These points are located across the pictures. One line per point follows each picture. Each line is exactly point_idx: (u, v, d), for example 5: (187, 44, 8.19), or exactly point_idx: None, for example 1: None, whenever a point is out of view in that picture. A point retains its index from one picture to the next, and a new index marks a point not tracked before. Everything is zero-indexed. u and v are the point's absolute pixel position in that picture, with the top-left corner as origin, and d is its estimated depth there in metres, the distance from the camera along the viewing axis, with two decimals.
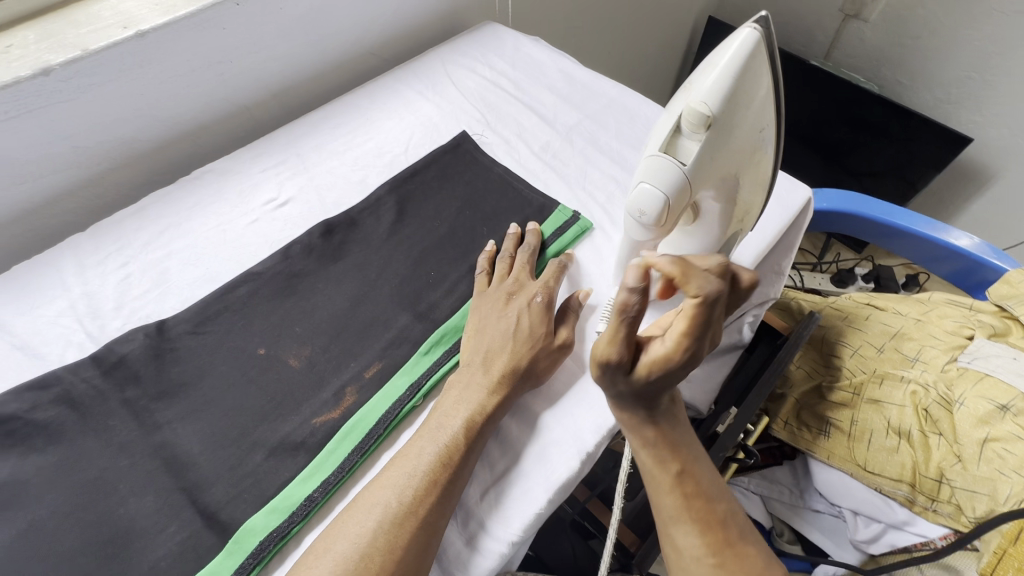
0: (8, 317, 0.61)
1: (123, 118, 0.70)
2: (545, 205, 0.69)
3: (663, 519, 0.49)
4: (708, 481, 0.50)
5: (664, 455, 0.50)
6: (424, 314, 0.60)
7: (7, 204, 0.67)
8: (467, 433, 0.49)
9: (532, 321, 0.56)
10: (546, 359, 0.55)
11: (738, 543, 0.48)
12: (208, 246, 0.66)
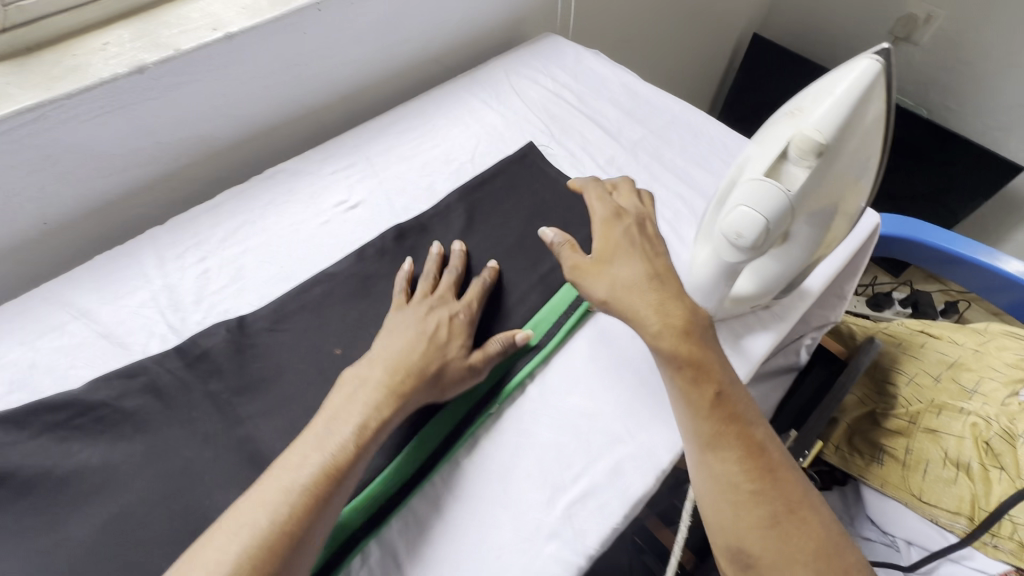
0: (92, 304, 0.62)
1: (204, 116, 0.72)
2: None
3: (700, 446, 0.48)
4: (743, 410, 0.50)
5: (694, 376, 0.50)
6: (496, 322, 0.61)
7: (91, 195, 0.69)
8: (358, 441, 0.46)
9: (451, 342, 0.54)
10: (445, 380, 0.53)
11: (782, 480, 0.47)
12: (283, 245, 0.68)
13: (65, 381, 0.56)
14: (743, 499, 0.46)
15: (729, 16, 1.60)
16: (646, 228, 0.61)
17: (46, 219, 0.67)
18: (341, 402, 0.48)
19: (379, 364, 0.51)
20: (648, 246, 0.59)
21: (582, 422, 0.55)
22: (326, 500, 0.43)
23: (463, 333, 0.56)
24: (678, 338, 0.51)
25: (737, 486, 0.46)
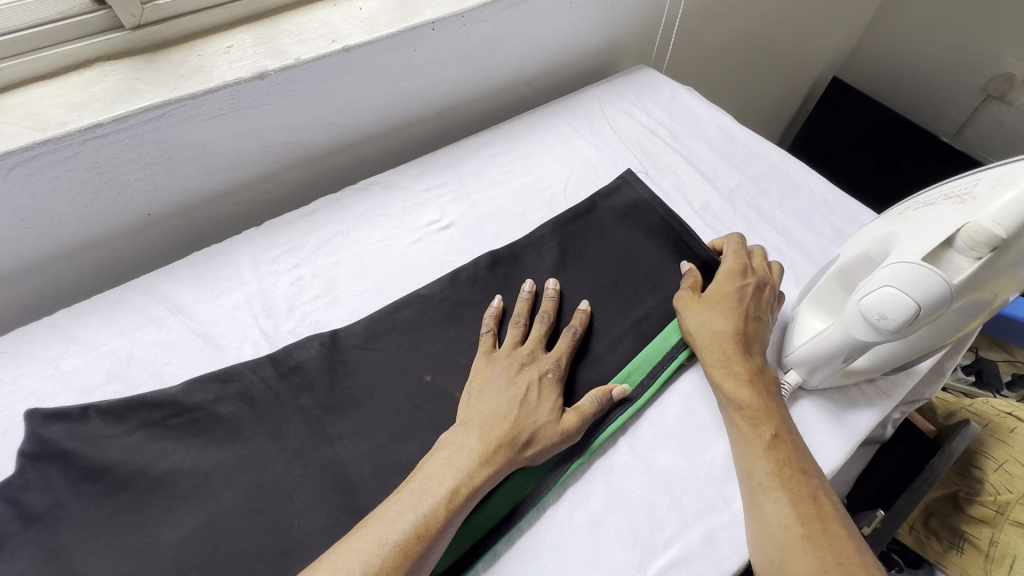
0: (188, 301, 0.63)
1: (309, 124, 0.73)
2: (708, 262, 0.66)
3: (752, 487, 0.50)
4: (806, 463, 0.51)
5: (756, 420, 0.53)
6: (588, 365, 0.59)
7: (194, 192, 0.70)
8: (450, 505, 0.46)
9: (540, 404, 0.53)
10: (534, 446, 0.51)
11: (835, 532, 0.46)
12: (375, 260, 0.68)
13: (161, 378, 0.57)
14: (793, 543, 0.46)
15: (812, 57, 1.56)
16: (765, 290, 0.62)
17: (150, 211, 0.68)
18: (441, 452, 0.50)
19: (471, 423, 0.51)
20: (759, 310, 0.60)
21: (675, 483, 0.53)
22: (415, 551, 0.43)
23: (552, 390, 0.55)
24: (744, 385, 0.55)
25: (787, 526, 0.46)
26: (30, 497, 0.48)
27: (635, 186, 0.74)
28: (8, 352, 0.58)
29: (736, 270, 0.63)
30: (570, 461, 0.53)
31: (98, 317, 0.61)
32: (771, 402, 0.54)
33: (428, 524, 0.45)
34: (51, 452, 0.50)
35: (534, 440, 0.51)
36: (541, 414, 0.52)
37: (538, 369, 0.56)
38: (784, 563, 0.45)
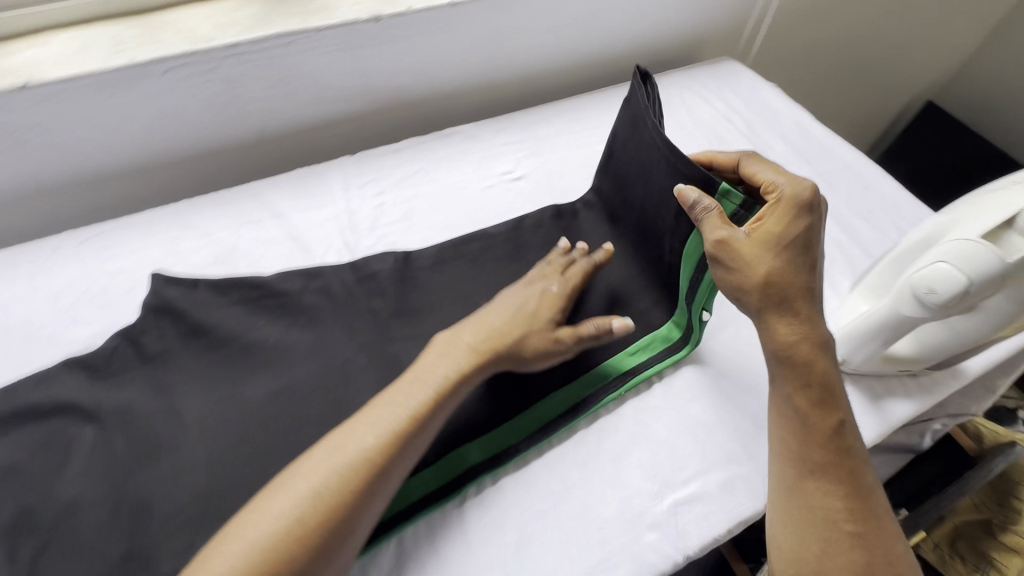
0: (286, 208, 0.71)
1: (408, 70, 0.80)
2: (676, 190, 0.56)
3: (802, 475, 0.47)
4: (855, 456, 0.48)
5: (806, 407, 0.49)
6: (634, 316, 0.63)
7: (301, 118, 0.78)
8: (432, 404, 0.48)
9: (545, 329, 0.56)
10: (524, 351, 0.55)
11: (881, 533, 0.45)
12: (451, 198, 0.74)
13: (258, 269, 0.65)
14: (831, 536, 0.45)
15: (909, 76, 1.50)
16: (812, 219, 0.49)
17: (262, 129, 0.77)
18: (420, 375, 0.50)
19: (464, 336, 0.54)
20: (812, 260, 0.50)
21: (701, 431, 0.56)
22: (390, 461, 0.44)
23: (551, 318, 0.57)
24: (794, 362, 0.49)
25: (834, 520, 0.45)
26: (149, 343, 0.58)
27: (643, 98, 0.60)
28: (138, 229, 0.68)
29: (783, 198, 0.49)
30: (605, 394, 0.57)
31: (211, 211, 0.70)
32: (828, 385, 0.49)
33: (379, 444, 0.44)
34: (168, 310, 0.59)
35: (534, 355, 0.55)
36: (541, 331, 0.56)
37: (545, 301, 0.58)
38: (824, 554, 0.45)
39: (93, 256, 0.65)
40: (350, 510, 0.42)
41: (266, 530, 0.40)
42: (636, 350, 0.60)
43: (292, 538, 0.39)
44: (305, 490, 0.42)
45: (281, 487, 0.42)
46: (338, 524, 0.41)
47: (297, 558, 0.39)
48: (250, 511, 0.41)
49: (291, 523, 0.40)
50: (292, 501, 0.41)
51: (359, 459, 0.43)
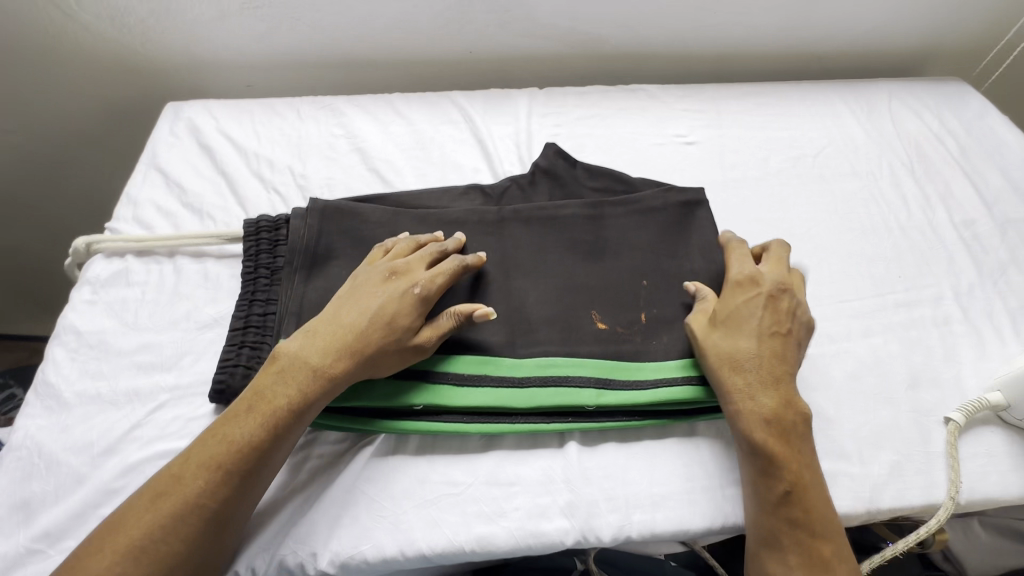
0: (476, 116, 0.80)
1: (615, 22, 0.83)
2: (319, 209, 0.62)
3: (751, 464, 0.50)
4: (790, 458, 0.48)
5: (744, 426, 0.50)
6: (648, 336, 0.57)
7: (508, 47, 0.85)
8: (264, 422, 0.46)
9: (398, 285, 0.52)
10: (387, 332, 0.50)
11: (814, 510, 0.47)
12: (619, 144, 0.77)
13: (441, 161, 0.75)
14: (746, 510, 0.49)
15: None
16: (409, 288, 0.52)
17: (472, 50, 0.85)
18: (297, 375, 0.48)
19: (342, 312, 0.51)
20: (402, 319, 0.50)
21: (817, 421, 0.54)
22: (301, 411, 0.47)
23: (426, 295, 0.52)
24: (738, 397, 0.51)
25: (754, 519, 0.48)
26: (535, 196, 0.69)
27: (301, 230, 0.60)
28: (360, 106, 0.81)
29: (412, 293, 0.52)
30: (643, 390, 0.53)
31: (415, 106, 0.81)
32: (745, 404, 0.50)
33: (221, 475, 0.44)
34: (554, 174, 0.71)
35: (407, 315, 0.51)
36: (426, 288, 0.52)
37: (411, 273, 0.53)
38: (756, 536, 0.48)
39: (322, 120, 0.79)
40: (207, 530, 0.43)
41: (188, 498, 0.43)
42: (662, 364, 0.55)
43: (208, 495, 0.44)
44: (201, 471, 0.44)
45: (206, 462, 0.45)
46: (199, 538, 0.43)
47: (218, 514, 0.44)
48: (172, 491, 0.44)
49: (208, 495, 0.44)
50: (208, 480, 0.44)
51: (256, 427, 0.46)
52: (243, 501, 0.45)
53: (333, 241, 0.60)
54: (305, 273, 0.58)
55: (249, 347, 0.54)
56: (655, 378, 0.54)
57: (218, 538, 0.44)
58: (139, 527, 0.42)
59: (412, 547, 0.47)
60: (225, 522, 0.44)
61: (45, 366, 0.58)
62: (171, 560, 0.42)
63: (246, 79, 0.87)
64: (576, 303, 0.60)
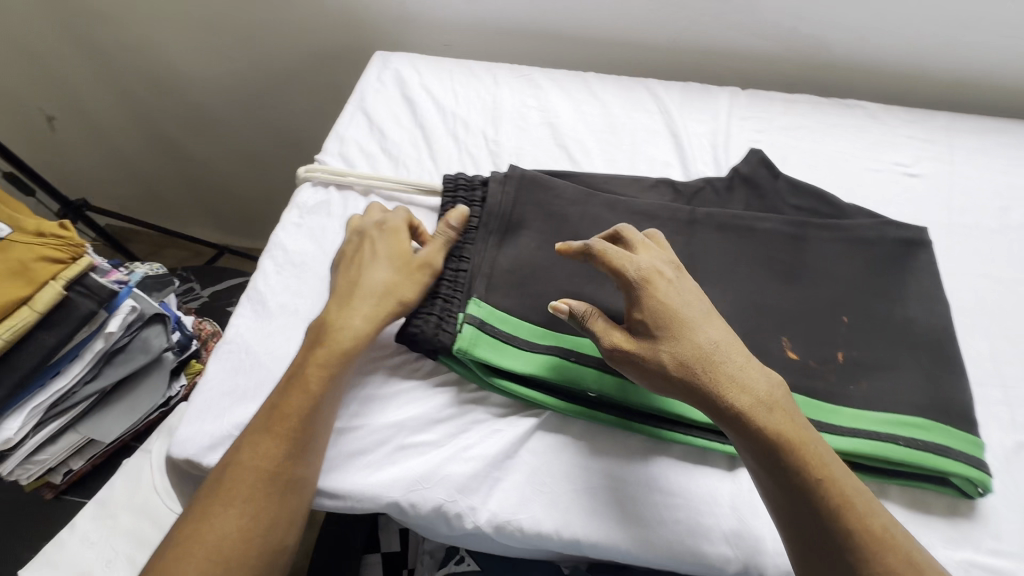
0: (671, 108, 0.76)
1: (847, 29, 0.75)
2: (518, 177, 0.62)
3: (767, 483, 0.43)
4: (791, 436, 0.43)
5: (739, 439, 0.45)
6: (844, 380, 0.52)
7: (716, 40, 0.80)
8: (303, 390, 0.50)
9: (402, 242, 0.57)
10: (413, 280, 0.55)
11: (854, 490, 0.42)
12: (827, 162, 0.71)
13: (630, 150, 0.73)
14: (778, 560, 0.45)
15: None
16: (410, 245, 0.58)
17: (677, 39, 0.81)
18: (336, 338, 0.52)
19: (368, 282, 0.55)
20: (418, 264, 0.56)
21: None
22: (343, 370, 0.51)
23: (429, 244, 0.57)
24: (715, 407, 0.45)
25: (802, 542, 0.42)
26: (727, 203, 0.65)
27: (499, 194, 0.61)
28: (554, 80, 0.81)
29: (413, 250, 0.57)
30: (851, 442, 0.49)
31: (608, 89, 0.79)
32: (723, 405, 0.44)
33: (279, 438, 0.48)
34: (753, 184, 0.66)
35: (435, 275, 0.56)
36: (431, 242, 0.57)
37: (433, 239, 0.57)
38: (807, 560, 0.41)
39: (516, 90, 0.79)
40: (279, 489, 0.46)
41: (258, 463, 0.46)
42: (878, 419, 0.50)
43: (274, 460, 0.47)
44: (263, 439, 0.47)
45: (264, 428, 0.48)
46: (274, 497, 0.46)
47: (283, 475, 0.47)
48: (237, 461, 0.47)
49: (278, 459, 0.47)
50: (272, 444, 0.47)
51: (307, 393, 0.49)
52: (308, 462, 0.48)
53: (525, 211, 0.61)
54: (499, 239, 0.59)
55: (443, 296, 0.56)
56: (867, 430, 0.49)
57: (288, 497, 0.47)
58: (223, 496, 0.45)
59: (568, 530, 0.48)
60: (303, 482, 0.48)
61: (257, 274, 0.64)
62: (250, 519, 0.45)
63: (445, 38, 0.90)
64: (765, 325, 0.56)
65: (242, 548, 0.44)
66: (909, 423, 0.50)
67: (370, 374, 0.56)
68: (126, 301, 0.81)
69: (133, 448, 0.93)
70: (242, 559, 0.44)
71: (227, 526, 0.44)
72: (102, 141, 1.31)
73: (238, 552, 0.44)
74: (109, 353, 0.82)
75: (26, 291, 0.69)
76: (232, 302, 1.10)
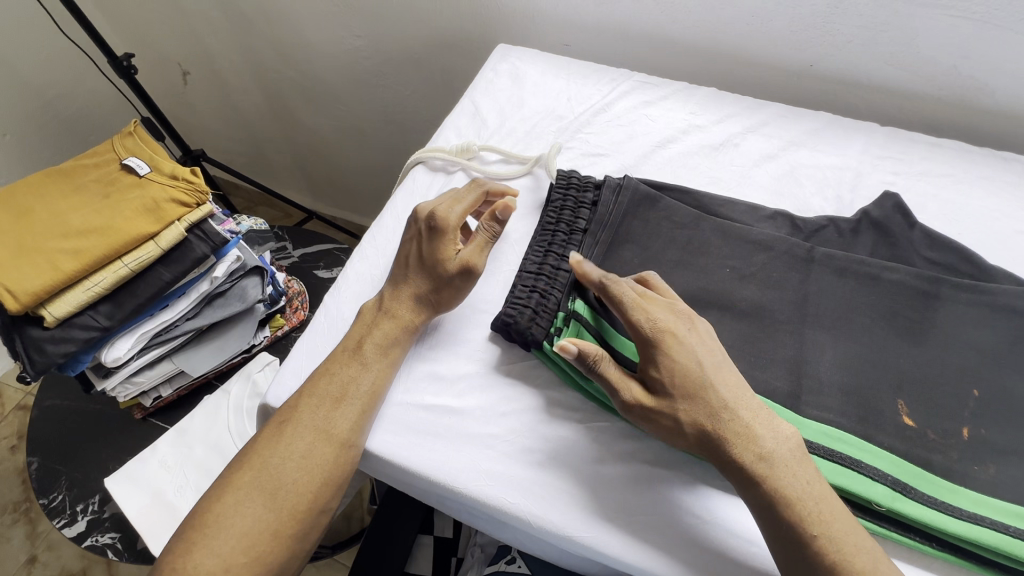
0: (798, 136, 0.72)
1: (1018, 74, 0.68)
2: (623, 185, 0.62)
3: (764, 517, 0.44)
4: (767, 461, 0.44)
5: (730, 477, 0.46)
6: (967, 458, 0.47)
7: (857, 70, 0.76)
8: (354, 357, 0.54)
9: (430, 242, 0.57)
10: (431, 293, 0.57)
11: (826, 529, 0.42)
12: (971, 217, 0.64)
13: (748, 174, 0.69)
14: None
15: None
16: (430, 243, 0.57)
17: (813, 64, 0.77)
18: (382, 320, 0.56)
19: (408, 277, 0.57)
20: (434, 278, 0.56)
21: None
22: (396, 346, 0.55)
23: (449, 249, 0.57)
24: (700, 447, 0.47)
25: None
26: (851, 245, 0.61)
27: (604, 202, 0.61)
28: (674, 93, 0.78)
29: (430, 256, 0.57)
30: (971, 527, 0.44)
31: (731, 107, 0.76)
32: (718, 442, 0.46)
33: (333, 404, 0.52)
34: (885, 229, 0.61)
35: (455, 283, 0.56)
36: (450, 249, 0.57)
37: (477, 241, 0.58)
38: None
39: (635, 98, 0.78)
40: (335, 447, 0.50)
41: (314, 424, 0.51)
42: (1007, 510, 0.44)
43: (327, 422, 0.51)
44: (318, 401, 0.52)
45: (316, 392, 0.52)
46: (328, 455, 0.50)
47: (334, 437, 0.51)
48: (293, 420, 0.51)
49: (330, 422, 0.51)
50: (327, 408, 0.51)
51: (362, 364, 0.54)
52: (359, 426, 0.52)
53: (633, 225, 0.60)
54: (605, 249, 0.59)
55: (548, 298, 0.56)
56: (993, 518, 0.44)
57: (340, 457, 0.50)
58: (277, 449, 0.50)
59: (637, 555, 0.47)
60: (351, 445, 0.51)
61: (354, 252, 0.66)
62: (303, 473, 0.49)
63: (567, 38, 0.90)
64: (881, 383, 0.51)
65: (299, 497, 0.49)
66: None
67: (442, 356, 0.57)
68: (233, 251, 0.86)
69: (214, 386, 1.00)
70: (293, 512, 0.48)
71: (284, 477, 0.49)
72: (226, 100, 1.41)
73: (294, 500, 0.49)
74: (210, 295, 0.88)
75: (154, 228, 0.76)
76: (318, 266, 1.15)
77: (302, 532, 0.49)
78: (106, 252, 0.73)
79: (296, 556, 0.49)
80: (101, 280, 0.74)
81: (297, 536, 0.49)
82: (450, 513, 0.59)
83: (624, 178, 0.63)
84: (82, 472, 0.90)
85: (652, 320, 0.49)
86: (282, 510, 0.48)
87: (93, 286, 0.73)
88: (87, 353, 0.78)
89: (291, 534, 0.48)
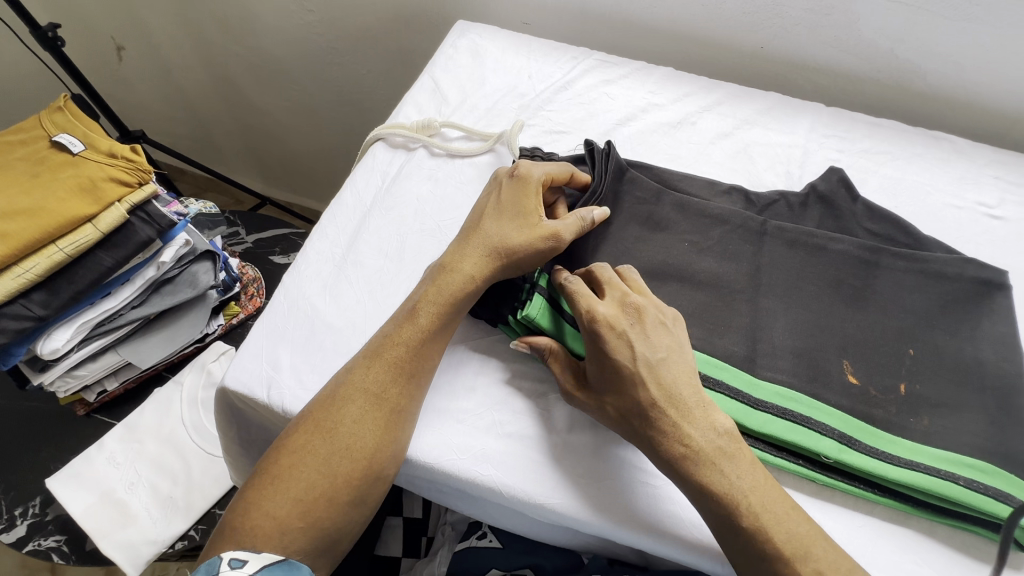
0: (750, 116, 0.75)
1: (946, 58, 0.73)
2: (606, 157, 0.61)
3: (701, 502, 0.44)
4: (695, 460, 0.44)
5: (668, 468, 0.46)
6: (902, 412, 0.51)
7: (805, 52, 0.79)
8: (406, 322, 0.51)
9: (504, 206, 0.56)
10: (491, 256, 0.53)
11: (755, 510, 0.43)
12: (906, 191, 0.69)
13: (704, 151, 0.71)
14: (727, 555, 0.46)
15: None
16: (500, 206, 0.56)
17: (764, 46, 0.80)
18: (446, 279, 0.53)
19: (470, 254, 0.54)
20: (501, 240, 0.54)
21: None
22: (451, 310, 0.52)
23: (522, 219, 0.55)
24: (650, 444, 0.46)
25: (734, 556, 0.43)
26: (800, 218, 0.64)
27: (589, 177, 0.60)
28: (634, 72, 0.79)
29: (501, 220, 0.55)
30: (905, 473, 0.47)
31: (689, 87, 0.78)
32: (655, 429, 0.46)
33: (388, 368, 0.49)
34: (830, 203, 0.64)
35: (516, 253, 0.53)
36: (525, 219, 0.55)
37: (569, 218, 0.55)
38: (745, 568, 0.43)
39: (596, 76, 0.78)
40: (390, 413, 0.48)
41: (364, 387, 0.48)
42: (937, 456, 0.48)
43: (383, 388, 0.49)
44: (369, 365, 0.49)
45: (371, 357, 0.50)
46: (383, 424, 0.48)
47: (387, 406, 0.48)
48: (348, 386, 0.49)
49: (385, 390, 0.49)
50: (382, 373, 0.49)
51: (414, 331, 0.51)
52: (412, 395, 0.50)
53: None
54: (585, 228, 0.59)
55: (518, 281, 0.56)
56: (926, 464, 0.48)
57: (393, 425, 0.48)
58: (332, 413, 0.48)
59: (610, 517, 0.48)
60: (404, 412, 0.49)
61: (313, 231, 0.63)
62: (359, 442, 0.47)
63: (528, 17, 0.89)
64: (828, 346, 0.54)
65: (356, 466, 0.46)
66: (965, 462, 0.48)
67: None
68: (181, 235, 0.82)
69: (165, 378, 0.95)
70: (349, 479, 0.46)
71: (339, 444, 0.46)
72: (166, 77, 1.32)
73: (351, 469, 0.46)
74: (157, 282, 0.83)
75: (93, 209, 0.71)
76: (274, 251, 1.11)
77: (358, 503, 0.47)
78: (38, 236, 0.68)
79: (352, 526, 0.47)
80: (33, 266, 0.68)
81: (353, 503, 0.46)
82: (416, 491, 0.59)
83: (606, 148, 0.62)
84: (18, 474, 0.83)
85: (591, 310, 0.49)
86: (337, 478, 0.46)
87: (23, 272, 0.68)
88: (20, 345, 0.72)
89: (346, 501, 0.46)
